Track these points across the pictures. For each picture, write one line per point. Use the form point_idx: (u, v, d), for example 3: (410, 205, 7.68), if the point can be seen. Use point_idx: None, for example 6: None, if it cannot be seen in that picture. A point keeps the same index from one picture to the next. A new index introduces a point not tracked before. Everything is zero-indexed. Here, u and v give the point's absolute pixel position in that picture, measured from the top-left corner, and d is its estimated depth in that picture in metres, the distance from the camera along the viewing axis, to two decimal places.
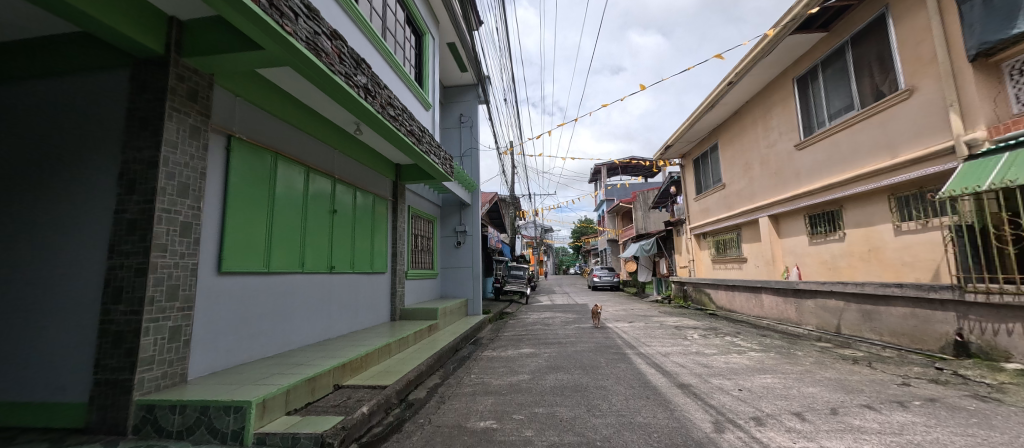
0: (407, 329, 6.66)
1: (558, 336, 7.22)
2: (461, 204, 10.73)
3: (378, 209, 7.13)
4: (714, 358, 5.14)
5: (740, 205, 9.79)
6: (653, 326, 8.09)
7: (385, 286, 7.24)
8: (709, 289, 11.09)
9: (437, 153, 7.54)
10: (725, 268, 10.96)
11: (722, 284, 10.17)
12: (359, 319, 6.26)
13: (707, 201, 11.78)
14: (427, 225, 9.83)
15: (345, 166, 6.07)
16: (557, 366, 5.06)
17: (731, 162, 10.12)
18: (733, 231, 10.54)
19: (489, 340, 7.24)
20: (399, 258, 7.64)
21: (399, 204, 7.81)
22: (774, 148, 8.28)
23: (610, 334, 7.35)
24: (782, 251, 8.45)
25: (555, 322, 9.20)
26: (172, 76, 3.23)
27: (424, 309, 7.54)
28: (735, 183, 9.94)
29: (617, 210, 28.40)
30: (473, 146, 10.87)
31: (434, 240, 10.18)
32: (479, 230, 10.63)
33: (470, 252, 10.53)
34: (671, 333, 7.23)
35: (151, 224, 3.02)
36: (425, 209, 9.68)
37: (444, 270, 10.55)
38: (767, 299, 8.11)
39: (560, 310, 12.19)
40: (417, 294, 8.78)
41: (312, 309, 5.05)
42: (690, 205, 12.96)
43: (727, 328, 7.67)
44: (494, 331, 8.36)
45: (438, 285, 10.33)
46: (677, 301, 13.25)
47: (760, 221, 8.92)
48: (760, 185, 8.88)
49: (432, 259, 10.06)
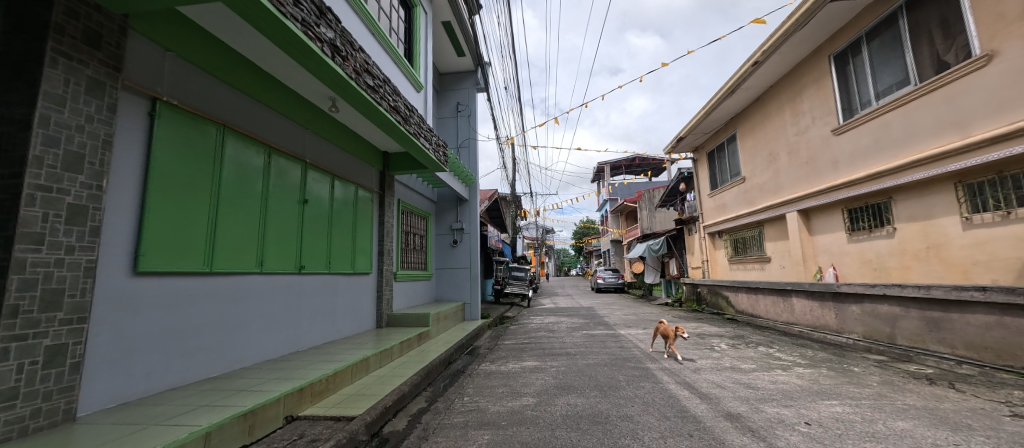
0: (393, 338, 5.82)
1: (566, 346, 6.37)
2: (458, 199, 9.90)
3: (362, 202, 6.29)
4: (756, 375, 4.28)
5: (763, 200, 8.91)
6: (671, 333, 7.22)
7: (369, 289, 6.39)
8: (727, 292, 10.23)
9: (429, 138, 6.70)
10: (745, 269, 10.09)
11: (743, 286, 9.31)
12: (337, 327, 5.43)
13: (723, 197, 10.93)
14: (420, 222, 9.00)
15: (321, 150, 5.24)
16: (569, 385, 4.22)
17: (753, 154, 9.26)
18: (755, 228, 9.68)
19: (487, 351, 6.39)
20: (386, 258, 6.81)
21: (387, 197, 6.97)
22: (805, 135, 7.44)
23: (625, 344, 6.49)
24: (814, 250, 7.60)
25: (560, 328, 8.35)
26: (57, 9, 2.37)
27: (414, 315, 6.69)
28: (758, 175, 9.07)
29: (621, 209, 27.53)
30: (471, 136, 10.05)
31: (429, 239, 9.34)
32: (477, 228, 9.80)
33: (467, 252, 9.68)
34: (693, 341, 6.37)
35: (17, 206, 2.18)
36: (418, 205, 8.86)
37: (439, 271, 9.69)
38: (798, 304, 7.25)
39: (565, 314, 11.32)
40: (408, 298, 7.94)
41: (274, 318, 4.22)
42: (704, 201, 12.10)
43: (756, 336, 6.81)
44: (494, 339, 7.51)
45: (433, 287, 9.48)
46: (690, 304, 12.38)
47: (788, 216, 8.06)
48: (788, 176, 8.03)
49: (426, 259, 9.22)
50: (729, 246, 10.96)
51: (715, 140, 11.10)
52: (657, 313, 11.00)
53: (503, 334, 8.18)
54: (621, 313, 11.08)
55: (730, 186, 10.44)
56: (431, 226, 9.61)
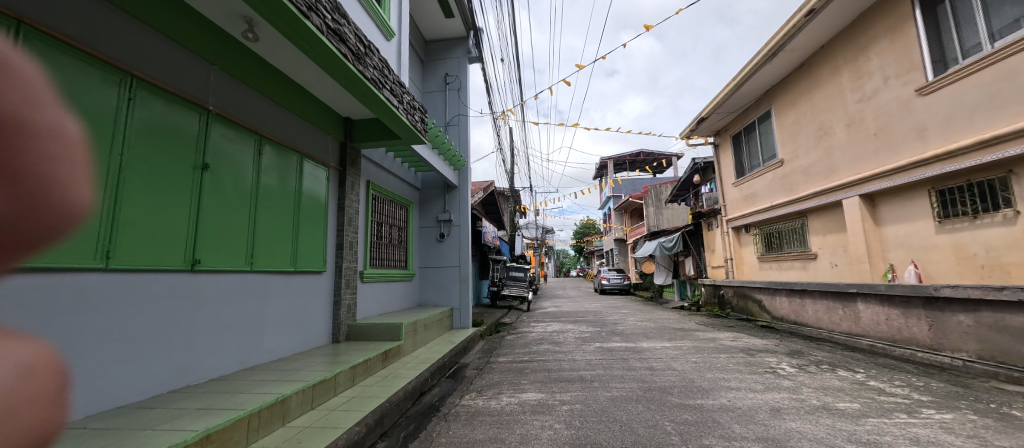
0: (352, 357, 4.31)
1: (579, 366, 4.91)
2: (445, 185, 8.41)
3: (311, 178, 4.78)
4: (877, 426, 2.83)
5: (810, 184, 7.43)
6: (708, 348, 5.74)
7: (321, 292, 4.89)
8: (760, 295, 8.78)
9: (404, 98, 5.21)
10: (783, 269, 8.63)
11: (783, 288, 7.86)
12: (264, 346, 3.92)
13: (752, 185, 9.45)
14: (398, 212, 7.50)
15: (238, 98, 3.71)
16: (593, 440, 2.77)
17: (795, 132, 7.79)
18: (795, 219, 8.21)
19: (475, 373, 4.92)
20: (348, 252, 5.31)
21: (350, 175, 5.46)
22: (873, 100, 5.99)
23: (653, 362, 5.03)
24: (883, 243, 6.14)
25: (567, 339, 6.88)
26: None
27: (381, 325, 5.20)
28: (802, 156, 7.62)
29: (626, 207, 26.07)
30: (461, 113, 8.60)
31: (410, 232, 7.86)
32: (467, 219, 8.32)
33: (456, 248, 8.20)
34: (743, 361, 4.91)
35: None
36: (396, 191, 7.38)
37: (423, 271, 8.20)
38: (866, 310, 5.80)
39: (570, 320, 9.84)
40: (382, 304, 6.45)
41: (125, 343, 2.70)
42: (728, 191, 10.63)
43: (818, 352, 5.37)
44: (487, 355, 6.01)
45: (415, 290, 7.99)
46: (712, 309, 10.93)
47: (845, 203, 6.60)
48: (845, 154, 6.58)
49: (407, 257, 7.73)
50: (760, 242, 9.48)
51: (742, 120, 9.65)
52: (677, 319, 9.53)
53: (497, 347, 6.69)
54: (634, 319, 9.61)
55: (761, 172, 8.96)
56: (413, 217, 8.11)
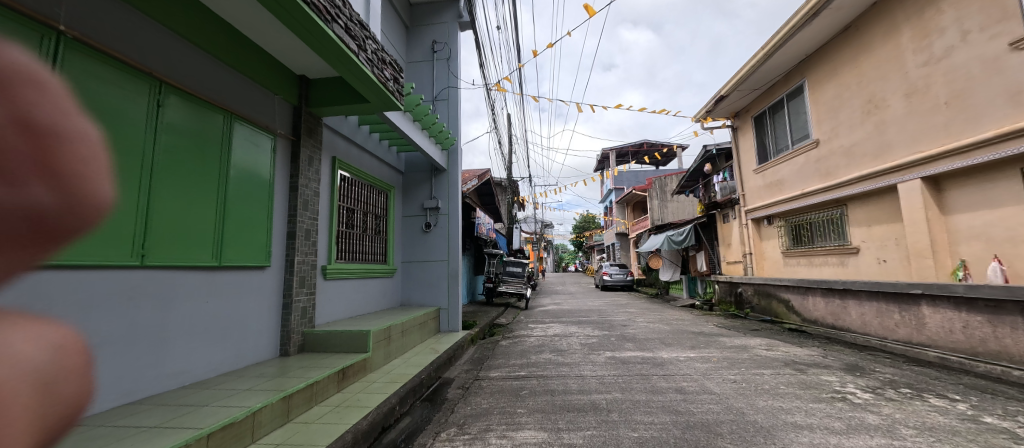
0: (296, 379, 3.28)
1: (590, 386, 3.90)
2: (433, 168, 7.34)
3: (249, 146, 3.68)
4: None
5: (855, 167, 6.40)
6: (744, 360, 4.75)
7: (262, 294, 3.82)
8: (788, 295, 7.79)
9: (371, 47, 4.10)
10: (814, 265, 7.65)
11: (818, 287, 6.87)
12: (166, 368, 2.86)
13: (779, 171, 8.41)
14: (376, 197, 6.42)
15: (120, 23, 2.62)
16: None
17: (835, 107, 6.76)
18: (833, 208, 7.16)
19: (460, 395, 3.91)
20: (303, 243, 4.25)
21: (307, 148, 4.37)
22: (944, 62, 4.98)
23: (681, 381, 4.03)
24: (951, 235, 5.16)
25: (571, 346, 5.89)
26: None
27: (344, 333, 4.16)
28: (845, 134, 6.59)
29: (628, 199, 25.02)
30: (451, 85, 7.53)
31: (391, 221, 6.82)
32: (457, 207, 7.25)
33: (445, 239, 7.15)
34: (796, 380, 3.93)
35: None
36: (374, 173, 6.32)
37: (407, 266, 7.17)
38: (934, 316, 4.82)
39: (572, 321, 8.85)
40: (354, 304, 5.45)
41: None
42: (749, 178, 9.59)
43: (883, 367, 4.38)
44: (477, 368, 5.00)
45: (397, 287, 6.97)
46: (728, 309, 9.97)
47: (902, 188, 5.59)
48: (903, 130, 5.56)
49: (387, 249, 6.69)
50: (786, 235, 8.48)
51: (768, 97, 8.60)
52: (692, 320, 8.56)
53: (489, 356, 5.67)
54: (644, 320, 8.63)
55: (790, 156, 7.93)
56: (395, 204, 7.05)
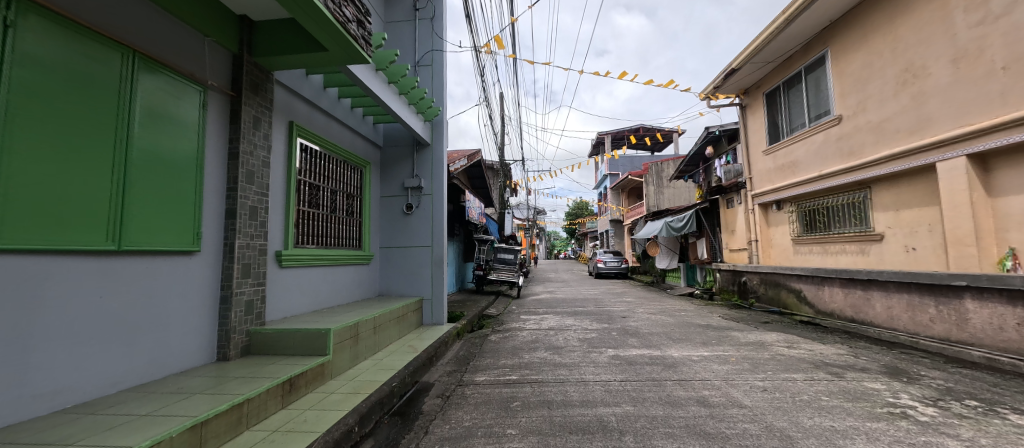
0: (226, 394, 2.55)
1: (595, 397, 3.25)
2: (414, 142, 6.52)
3: (164, 99, 2.87)
4: None
5: (886, 145, 5.77)
6: (767, 361, 4.16)
7: (191, 286, 3.05)
8: (800, 285, 7.24)
9: None
10: (830, 254, 7.08)
11: (837, 277, 6.30)
12: (35, 387, 2.09)
13: (794, 151, 7.76)
14: (348, 174, 5.63)
15: None
16: None
17: (864, 78, 6.08)
18: (855, 191, 6.55)
19: (439, 407, 3.24)
20: (248, 224, 3.48)
21: (251, 106, 3.56)
22: (1004, 20, 4.31)
23: (703, 389, 3.39)
24: (999, 220, 4.56)
25: (569, 342, 5.25)
26: None
27: (299, 331, 3.43)
28: (875, 108, 5.94)
29: (623, 185, 24.39)
30: (436, 48, 6.68)
31: (366, 201, 6.04)
32: (442, 186, 6.47)
33: (428, 223, 6.40)
34: (837, 388, 3.32)
35: None
36: (346, 145, 5.50)
37: (386, 252, 6.43)
38: (981, 311, 4.26)
39: (567, 311, 8.23)
40: (320, 296, 4.71)
41: None
42: (759, 160, 8.94)
43: (929, 371, 3.81)
44: (462, 370, 4.32)
45: (374, 275, 6.24)
46: (731, 298, 9.46)
47: (943, 167, 4.97)
48: (949, 100, 4.91)
49: (363, 234, 5.93)
50: (798, 221, 7.89)
51: (785, 70, 7.88)
52: (695, 311, 8.00)
53: (477, 354, 5.00)
54: (644, 310, 8.03)
55: (809, 134, 7.26)
56: (371, 183, 6.26)
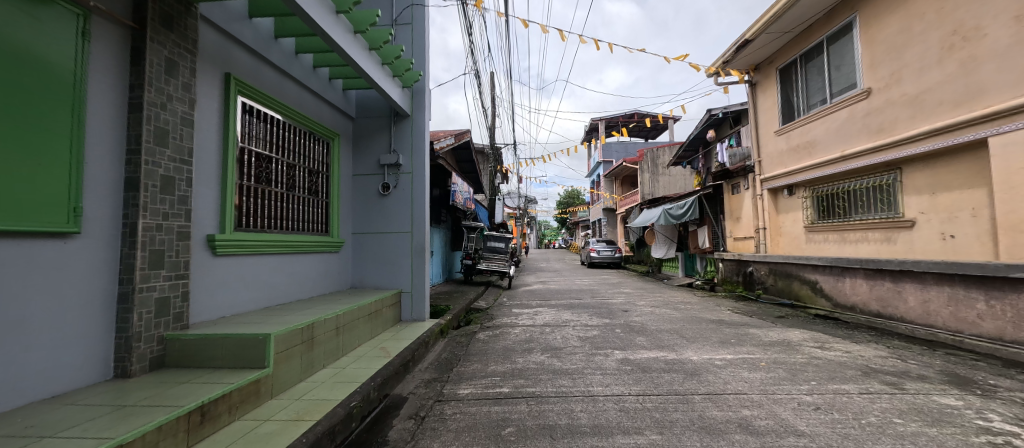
0: (97, 434, 1.77)
1: (608, 420, 2.55)
2: (392, 112, 5.67)
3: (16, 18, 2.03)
4: None
5: (926, 119, 5.13)
6: (804, 367, 3.51)
7: (70, 281, 2.24)
8: (815, 276, 6.64)
9: None
10: (849, 242, 6.49)
11: (861, 268, 5.69)
12: None
13: (812, 130, 7.11)
14: (311, 147, 4.78)
15: None
16: None
17: (901, 45, 5.42)
18: (881, 173, 5.94)
19: (409, 436, 2.49)
20: (158, 200, 2.66)
21: (162, 45, 2.72)
22: None
23: (742, 407, 2.71)
24: None
25: (568, 342, 4.55)
26: None
27: (227, 338, 2.66)
28: (913, 78, 5.28)
29: (617, 172, 23.76)
30: (417, 3, 5.79)
31: (335, 180, 5.19)
32: (424, 163, 5.66)
33: (407, 206, 5.60)
34: (905, 406, 2.67)
35: None
36: (309, 111, 4.65)
37: (359, 238, 5.62)
38: None
39: (563, 304, 7.55)
40: (270, 291, 3.91)
41: None
42: (770, 141, 8.28)
43: (999, 380, 3.19)
44: (442, 379, 3.58)
45: (345, 265, 5.44)
46: (735, 290, 8.90)
47: (998, 142, 4.34)
48: (1010, 64, 4.26)
49: (330, 217, 5.11)
50: (812, 207, 7.29)
51: (804, 41, 7.19)
52: (701, 303, 7.39)
53: (462, 357, 4.26)
54: (646, 303, 7.39)
55: (831, 110, 6.60)
56: (341, 159, 5.41)
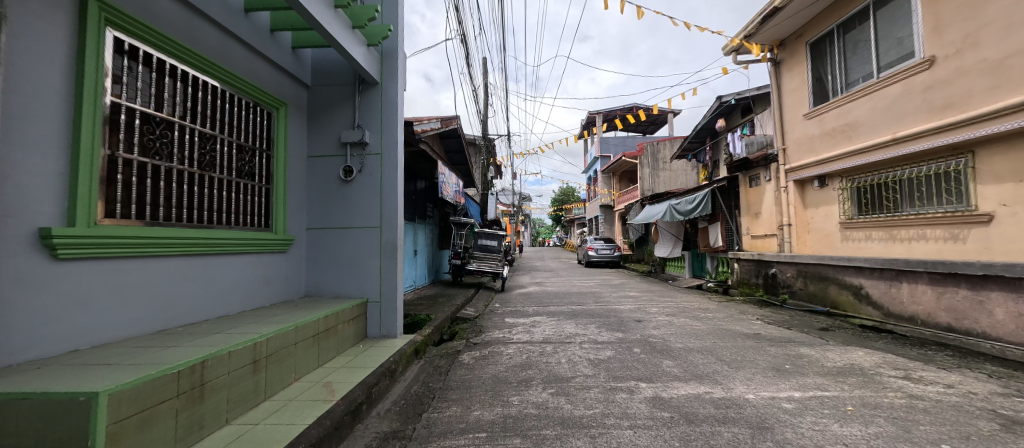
0: None
1: None
2: (357, 78, 4.56)
3: None
4: None
5: (1017, 89, 4.17)
6: (914, 416, 2.49)
7: None
8: (858, 280, 5.68)
9: None
10: (900, 241, 5.53)
11: (925, 271, 4.73)
12: None
13: (853, 110, 6.14)
14: (243, 117, 3.68)
15: None
16: None
17: (980, 1, 4.49)
18: (945, 158, 4.98)
19: None
20: None
21: None
22: None
23: None
24: None
25: (576, 369, 3.51)
26: None
27: (27, 399, 1.60)
28: (999, 39, 4.33)
29: (616, 167, 22.77)
30: None
31: (279, 160, 4.09)
32: (397, 141, 4.58)
33: (375, 194, 4.53)
34: None
35: None
36: (238, 68, 3.55)
37: (315, 235, 4.52)
38: None
39: (564, 312, 6.51)
40: (164, 307, 2.83)
41: None
42: (798, 126, 7.31)
43: None
44: (403, 435, 2.50)
45: (295, 269, 4.34)
46: (755, 293, 7.92)
47: None
48: None
49: (273, 208, 4.02)
50: (850, 200, 6.33)
51: (846, 7, 6.21)
52: (723, 311, 6.40)
53: (437, 393, 3.19)
54: (660, 311, 6.38)
55: (881, 85, 5.63)
56: (290, 135, 4.30)
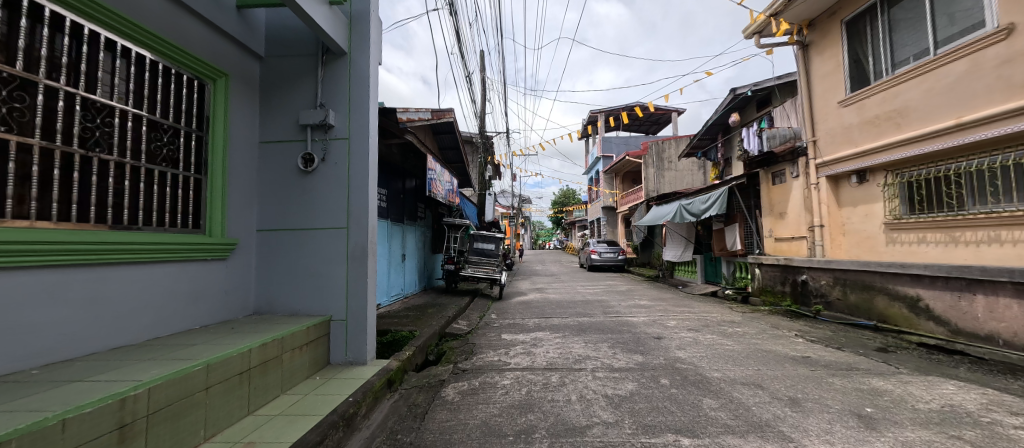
0: None
1: None
2: (321, 47, 3.75)
3: None
4: None
5: None
6: None
7: None
8: (916, 290, 4.85)
9: None
10: (964, 244, 4.72)
11: (1011, 281, 3.90)
12: None
13: (903, 92, 5.33)
14: (161, 87, 2.86)
15: None
16: None
17: None
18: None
19: None
20: None
21: None
22: None
23: None
24: None
25: (593, 413, 2.68)
26: None
27: None
28: None
29: (618, 168, 21.98)
30: None
31: (217, 144, 3.27)
32: (369, 122, 3.76)
33: (342, 187, 3.71)
34: None
35: None
36: (154, 21, 2.72)
37: (268, 238, 3.70)
38: None
39: (569, 326, 5.68)
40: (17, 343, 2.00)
41: None
42: (832, 114, 6.49)
43: None
44: None
45: (240, 280, 3.52)
46: (782, 303, 7.08)
47: None
48: None
49: (209, 204, 3.20)
50: (898, 197, 5.51)
51: None
52: (752, 325, 5.56)
53: None
54: (680, 325, 5.55)
55: (941, 61, 4.82)
56: (234, 115, 3.48)
